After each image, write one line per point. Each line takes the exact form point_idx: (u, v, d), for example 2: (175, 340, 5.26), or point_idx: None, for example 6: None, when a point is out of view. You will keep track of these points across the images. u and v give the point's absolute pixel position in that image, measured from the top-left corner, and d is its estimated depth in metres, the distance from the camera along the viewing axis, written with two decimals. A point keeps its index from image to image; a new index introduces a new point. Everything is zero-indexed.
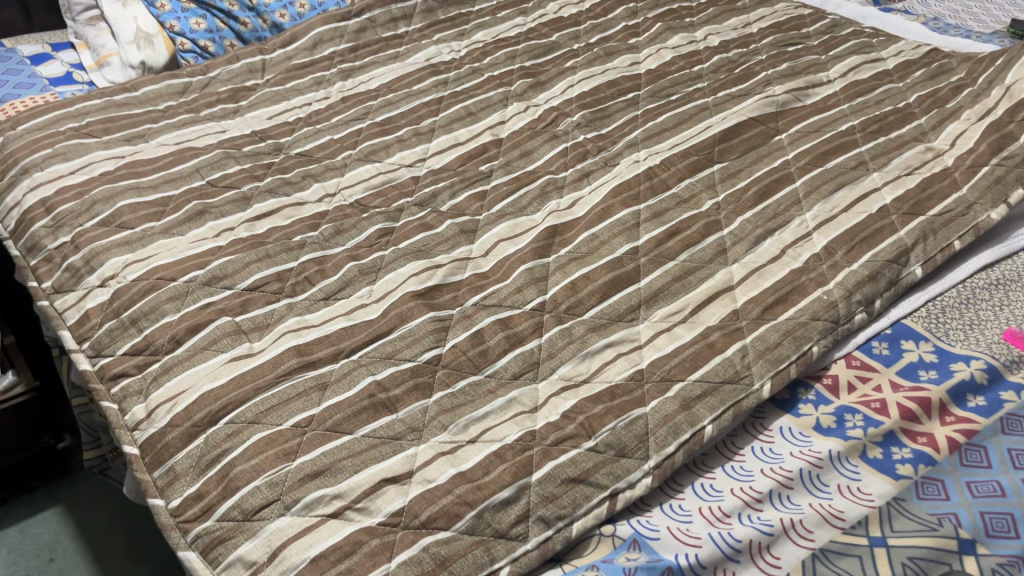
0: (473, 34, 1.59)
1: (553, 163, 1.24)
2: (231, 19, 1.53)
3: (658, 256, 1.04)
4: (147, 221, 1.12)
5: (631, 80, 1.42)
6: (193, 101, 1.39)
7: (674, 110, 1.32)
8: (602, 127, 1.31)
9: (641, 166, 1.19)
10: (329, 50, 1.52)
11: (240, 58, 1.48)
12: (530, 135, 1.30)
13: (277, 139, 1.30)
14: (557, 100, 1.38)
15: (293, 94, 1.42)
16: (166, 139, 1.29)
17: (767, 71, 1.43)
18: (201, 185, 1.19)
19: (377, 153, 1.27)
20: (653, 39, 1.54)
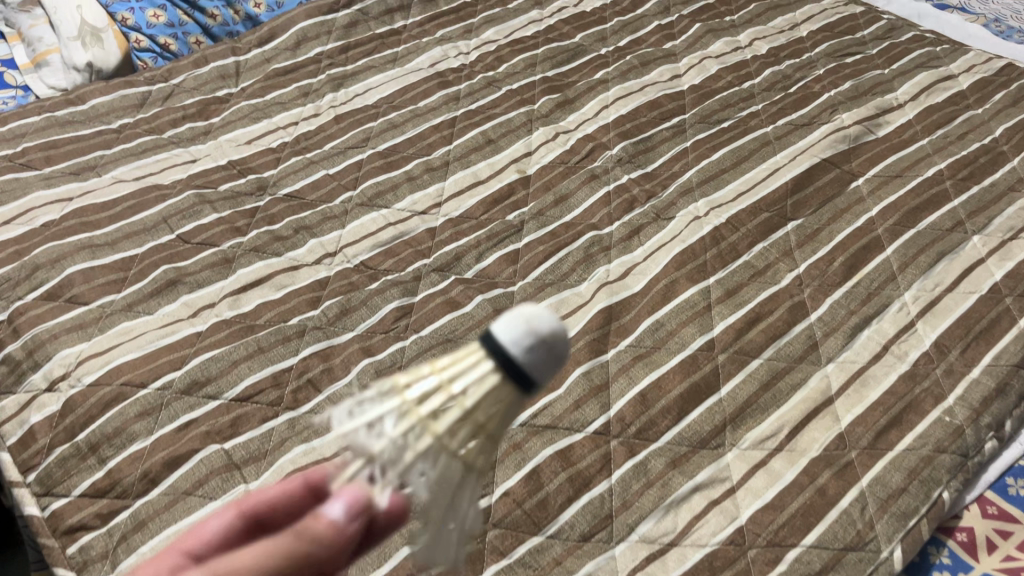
0: (483, 30, 1.36)
1: (595, 212, 1.04)
2: (196, 10, 1.28)
3: (739, 354, 0.86)
4: (104, 296, 0.91)
5: (674, 99, 1.22)
6: (153, 117, 1.15)
7: (731, 144, 1.13)
8: (648, 164, 1.11)
9: (704, 222, 1.00)
10: (314, 50, 1.28)
11: (209, 61, 1.24)
12: (563, 173, 1.10)
13: (260, 174, 1.08)
14: (590, 124, 1.17)
15: (275, 109, 1.19)
16: (122, 173, 1.06)
17: (829, 91, 1.23)
18: (170, 241, 0.98)
19: (382, 198, 1.06)
20: (692, 45, 1.33)
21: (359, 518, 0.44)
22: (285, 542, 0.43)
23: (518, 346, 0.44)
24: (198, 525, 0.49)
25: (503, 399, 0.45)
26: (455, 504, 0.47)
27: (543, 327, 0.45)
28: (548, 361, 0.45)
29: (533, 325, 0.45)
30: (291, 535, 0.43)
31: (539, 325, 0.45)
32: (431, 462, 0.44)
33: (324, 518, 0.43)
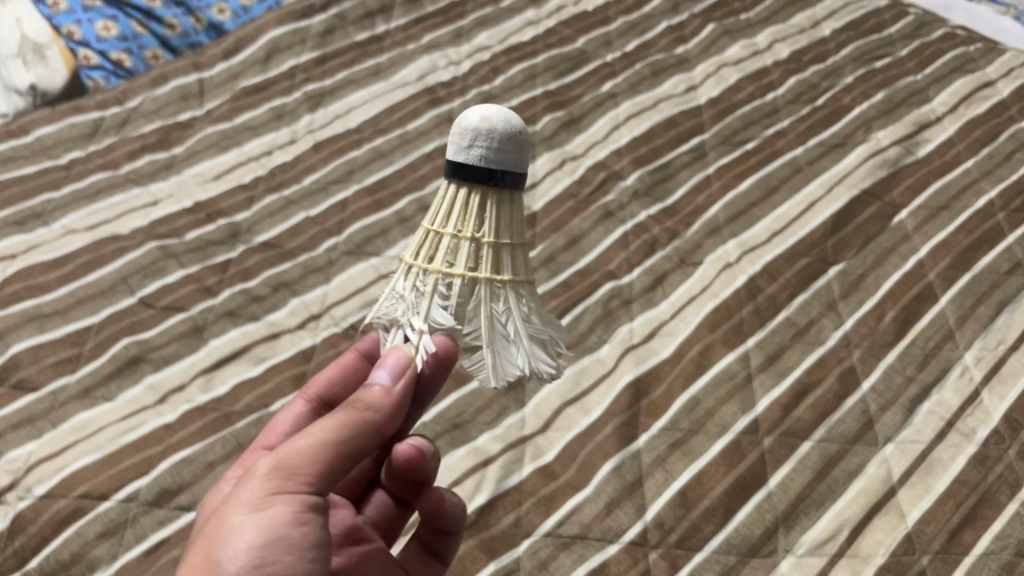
0: (474, 35, 1.23)
1: (612, 255, 0.93)
2: (152, 20, 1.13)
3: (787, 436, 0.76)
4: (54, 379, 0.79)
5: (691, 116, 1.10)
6: (107, 149, 1.02)
7: (758, 171, 1.02)
8: (667, 195, 1.00)
9: (737, 270, 0.89)
10: (288, 63, 1.15)
11: (168, 80, 1.10)
12: (573, 208, 0.98)
13: (231, 218, 0.96)
14: (600, 148, 1.05)
15: (246, 136, 1.05)
16: (73, 221, 0.93)
17: (861, 103, 1.12)
18: (131, 306, 0.85)
19: (372, 244, 0.94)
20: (706, 49, 1.21)
21: (401, 380, 0.58)
22: (340, 417, 0.54)
23: (464, 151, 0.58)
24: (276, 422, 0.69)
25: (480, 207, 0.59)
26: (500, 318, 0.61)
27: (492, 122, 0.58)
28: (517, 151, 0.58)
29: (487, 126, 0.58)
30: (346, 412, 0.55)
31: (467, 121, 0.58)
32: (451, 286, 0.59)
33: (375, 387, 0.57)
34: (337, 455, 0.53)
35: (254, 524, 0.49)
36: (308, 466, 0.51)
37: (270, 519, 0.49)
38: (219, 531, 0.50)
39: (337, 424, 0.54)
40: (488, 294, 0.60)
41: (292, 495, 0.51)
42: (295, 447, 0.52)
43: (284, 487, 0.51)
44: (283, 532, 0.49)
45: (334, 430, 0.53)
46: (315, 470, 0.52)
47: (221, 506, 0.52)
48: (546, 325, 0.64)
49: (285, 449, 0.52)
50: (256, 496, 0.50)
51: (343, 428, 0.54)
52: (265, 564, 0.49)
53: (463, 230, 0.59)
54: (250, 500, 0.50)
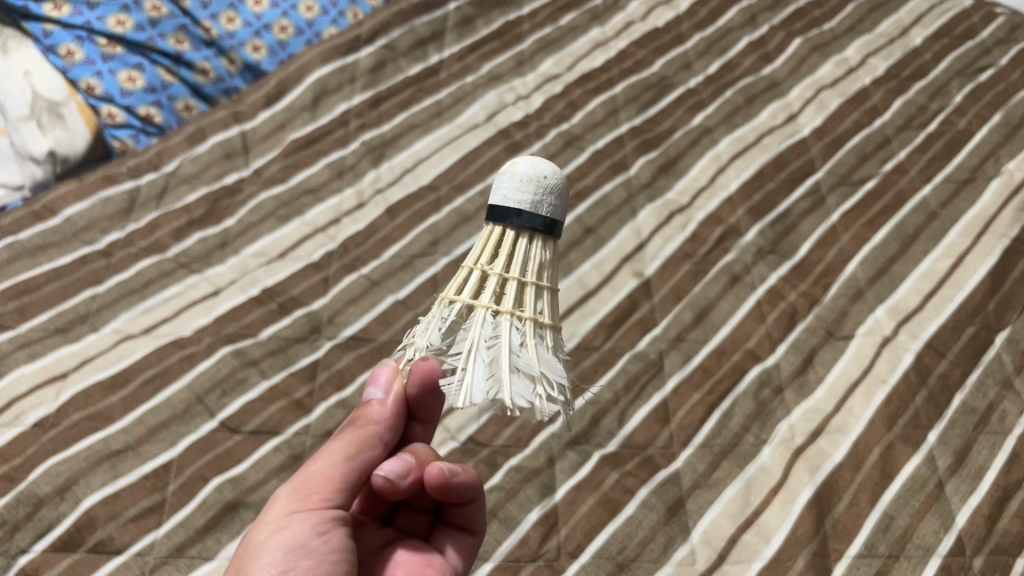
0: (540, 61, 1.10)
1: (748, 330, 0.82)
2: (181, 65, 0.98)
3: (997, 554, 0.67)
4: (140, 536, 0.66)
5: (798, 152, 0.99)
6: (149, 227, 0.88)
7: (889, 217, 0.91)
8: (793, 252, 0.89)
9: (898, 345, 0.79)
10: (339, 107, 1.01)
11: (207, 136, 0.96)
12: (693, 272, 0.87)
13: (308, 306, 0.83)
14: (707, 196, 0.94)
15: (307, 201, 0.92)
16: (125, 323, 0.80)
17: (978, 127, 1.02)
18: (213, 431, 0.73)
19: None
20: (797, 68, 1.10)
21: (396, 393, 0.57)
22: (348, 438, 0.54)
23: (496, 188, 0.55)
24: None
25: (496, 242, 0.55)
26: (482, 344, 0.51)
27: (529, 168, 0.55)
28: (550, 194, 0.55)
29: (518, 169, 0.55)
30: (352, 431, 0.55)
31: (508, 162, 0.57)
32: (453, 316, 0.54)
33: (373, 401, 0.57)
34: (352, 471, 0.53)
35: (280, 542, 0.49)
36: (327, 483, 0.52)
37: (292, 537, 0.49)
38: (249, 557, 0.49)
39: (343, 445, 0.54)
40: (479, 323, 0.52)
41: (312, 511, 0.51)
42: (312, 469, 0.53)
43: (303, 505, 0.51)
44: (305, 540, 0.49)
45: (346, 450, 0.53)
46: (334, 487, 0.52)
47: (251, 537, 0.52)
48: (548, 364, 0.51)
49: (302, 473, 0.53)
50: (280, 515, 0.50)
51: (355, 445, 0.54)
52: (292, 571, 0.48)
53: (482, 260, 0.54)
54: (275, 519, 0.50)
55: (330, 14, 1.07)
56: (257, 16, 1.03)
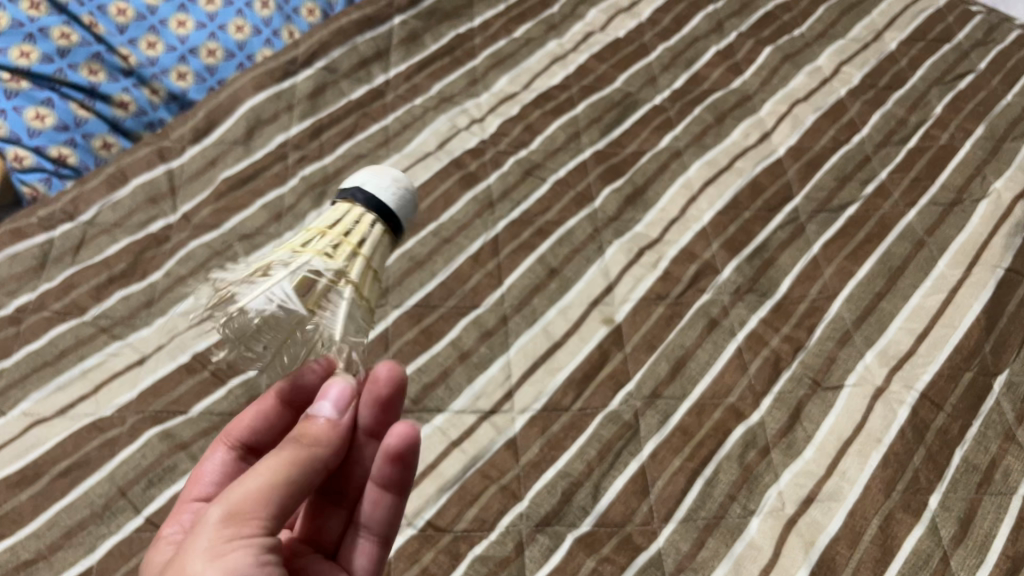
0: (495, 78, 1.02)
1: (729, 382, 0.76)
2: (96, 98, 0.89)
3: None
4: None
5: (774, 175, 0.92)
6: (65, 286, 0.79)
7: (873, 248, 0.85)
8: (774, 289, 0.82)
9: (891, 397, 0.73)
10: (275, 139, 0.92)
11: (128, 177, 0.87)
12: (667, 317, 0.80)
13: (245, 373, 0.75)
14: (679, 229, 0.87)
15: (242, 249, 0.84)
16: (36, 403, 0.71)
17: (961, 142, 0.96)
18: (139, 531, 0.65)
19: (431, 395, 0.74)
20: (769, 80, 1.03)
21: (346, 412, 0.51)
22: (287, 453, 0.47)
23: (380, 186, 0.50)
24: (198, 472, 0.58)
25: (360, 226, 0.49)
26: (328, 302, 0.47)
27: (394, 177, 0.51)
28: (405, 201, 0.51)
29: (381, 172, 0.51)
30: (292, 447, 0.48)
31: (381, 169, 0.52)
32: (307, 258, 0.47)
33: (319, 419, 0.50)
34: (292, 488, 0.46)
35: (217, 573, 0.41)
36: (268, 503, 0.44)
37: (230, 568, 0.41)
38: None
39: (285, 461, 0.47)
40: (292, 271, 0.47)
41: (252, 537, 0.43)
42: (248, 485, 0.45)
43: (240, 529, 0.43)
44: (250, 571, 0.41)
45: (284, 467, 0.46)
46: (274, 511, 0.45)
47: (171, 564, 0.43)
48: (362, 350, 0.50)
49: (232, 492, 0.45)
50: (212, 542, 0.42)
51: (299, 464, 0.47)
52: None
53: (321, 224, 0.49)
54: (206, 548, 0.42)
55: (263, 34, 0.98)
56: (181, 39, 0.94)
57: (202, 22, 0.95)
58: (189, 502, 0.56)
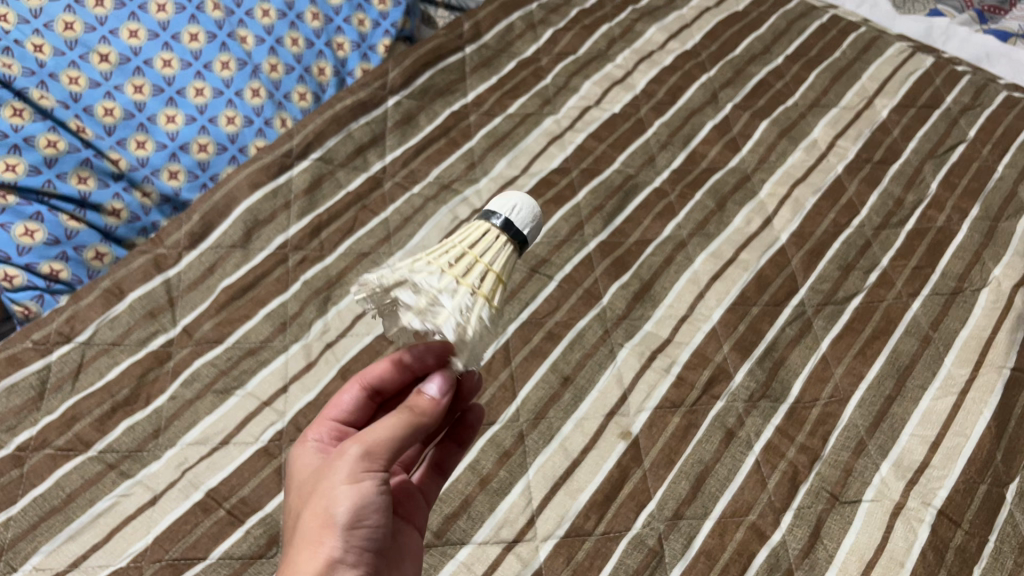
0: (493, 161, 1.00)
1: (749, 499, 0.76)
2: (87, 207, 0.85)
3: None
4: None
5: (778, 266, 0.93)
6: (66, 419, 0.76)
7: (881, 345, 0.86)
8: (786, 393, 0.83)
9: (909, 515, 0.74)
10: (275, 240, 0.90)
11: (125, 292, 0.84)
12: (683, 427, 0.80)
13: (262, 509, 0.73)
14: (689, 329, 0.87)
15: (250, 366, 0.82)
16: (46, 557, 0.68)
17: (959, 223, 0.97)
18: None
19: (454, 526, 0.73)
20: (767, 157, 1.04)
21: (448, 395, 0.56)
22: (404, 416, 0.53)
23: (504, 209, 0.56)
24: (335, 398, 0.63)
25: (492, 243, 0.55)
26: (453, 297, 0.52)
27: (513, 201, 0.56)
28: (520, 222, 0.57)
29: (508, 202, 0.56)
30: (406, 411, 0.54)
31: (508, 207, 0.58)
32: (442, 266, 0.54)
33: (426, 395, 0.55)
34: (412, 437, 0.53)
35: (353, 502, 0.50)
36: (395, 448, 0.52)
37: (360, 502, 0.50)
38: (318, 506, 0.50)
39: (405, 420, 0.53)
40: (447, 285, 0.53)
41: (378, 476, 0.51)
42: (379, 430, 0.52)
43: (372, 466, 0.51)
44: (374, 503, 0.51)
45: (407, 424, 0.53)
46: (396, 455, 0.53)
47: (316, 477, 0.52)
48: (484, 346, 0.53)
49: (367, 434, 0.52)
50: (351, 472, 0.51)
51: (412, 429, 0.53)
52: (358, 522, 0.50)
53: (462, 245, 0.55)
54: (346, 474, 0.51)
55: (255, 124, 0.95)
56: (171, 134, 0.90)
57: (191, 115, 0.92)
58: (325, 421, 0.62)
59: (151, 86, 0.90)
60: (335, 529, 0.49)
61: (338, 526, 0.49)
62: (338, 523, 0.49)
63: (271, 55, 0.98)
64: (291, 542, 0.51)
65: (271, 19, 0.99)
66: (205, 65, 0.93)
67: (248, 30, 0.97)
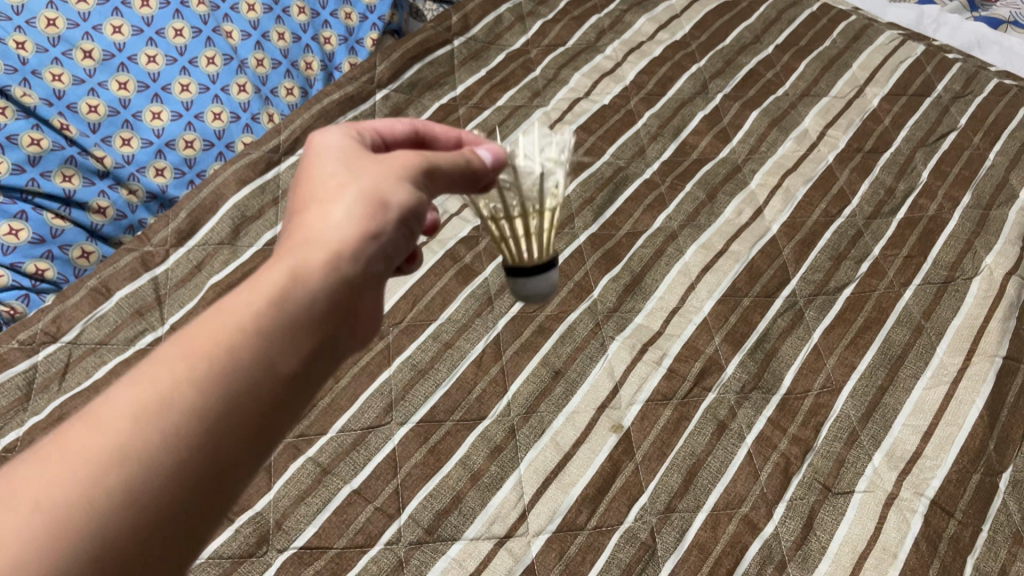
0: None
1: (742, 491, 0.76)
2: (73, 206, 0.85)
3: None
4: None
5: (769, 257, 0.92)
6: (54, 419, 0.75)
7: (873, 335, 0.86)
8: (778, 384, 0.83)
9: (902, 506, 0.74)
10: (263, 236, 0.89)
11: (112, 290, 0.83)
12: (675, 420, 0.80)
13: (252, 508, 0.73)
14: (680, 321, 0.87)
15: None
16: None
17: (951, 212, 0.97)
18: None
19: (445, 522, 0.73)
20: (758, 147, 1.03)
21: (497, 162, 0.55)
22: (465, 159, 0.51)
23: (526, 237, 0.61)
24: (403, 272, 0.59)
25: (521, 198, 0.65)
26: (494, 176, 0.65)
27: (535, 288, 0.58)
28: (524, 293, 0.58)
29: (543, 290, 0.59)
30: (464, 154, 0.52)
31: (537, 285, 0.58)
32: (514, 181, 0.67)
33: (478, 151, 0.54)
34: (457, 176, 0.51)
35: (406, 197, 0.45)
36: (456, 172, 0.50)
37: (420, 196, 0.47)
38: (380, 167, 0.46)
39: (463, 160, 0.51)
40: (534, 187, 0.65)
41: (438, 179, 0.49)
42: (445, 155, 0.50)
43: (421, 186, 0.47)
44: (427, 191, 0.47)
45: (468, 163, 0.51)
46: (456, 178, 0.50)
47: (365, 154, 0.47)
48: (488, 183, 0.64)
49: (433, 156, 0.49)
50: (423, 165, 0.47)
51: (472, 165, 0.52)
52: (416, 213, 0.46)
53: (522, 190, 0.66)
54: (417, 162, 0.47)
55: (242, 120, 0.95)
56: (157, 130, 0.89)
57: (178, 111, 0.91)
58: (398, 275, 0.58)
59: (136, 82, 0.89)
60: (386, 213, 0.44)
61: (405, 201, 0.45)
62: (409, 197, 0.45)
63: (257, 49, 0.97)
64: (320, 187, 0.45)
65: (256, 14, 0.98)
66: (190, 61, 0.93)
67: (234, 25, 0.97)
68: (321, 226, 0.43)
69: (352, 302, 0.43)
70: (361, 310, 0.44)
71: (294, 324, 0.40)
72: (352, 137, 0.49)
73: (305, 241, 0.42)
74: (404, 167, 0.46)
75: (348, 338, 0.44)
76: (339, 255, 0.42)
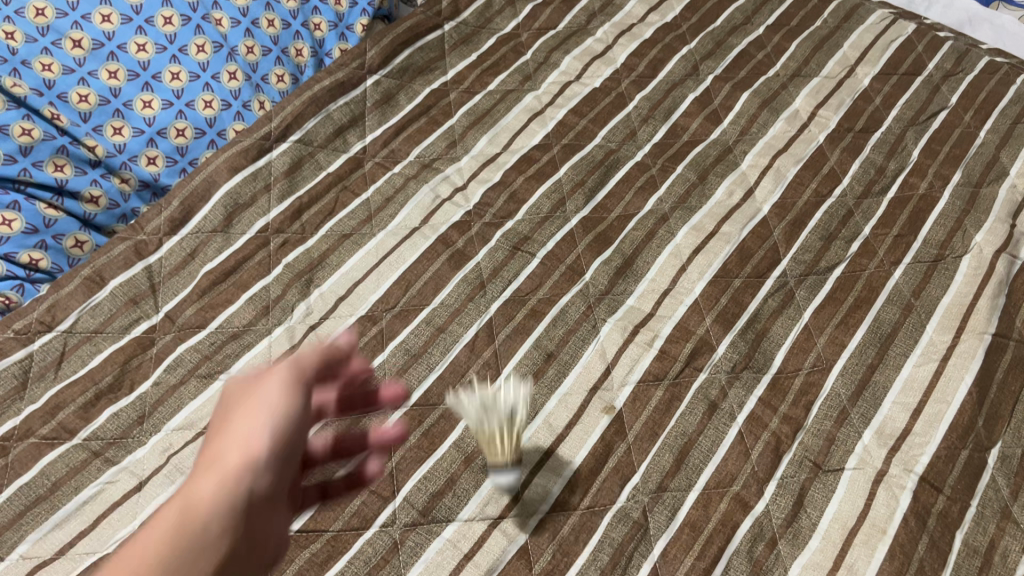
0: (474, 138, 1.00)
1: (733, 470, 0.76)
2: (65, 195, 0.85)
3: None
4: None
5: (760, 238, 0.93)
6: (50, 408, 0.76)
7: (863, 314, 0.86)
8: (769, 364, 0.83)
9: (892, 482, 0.75)
10: (256, 224, 0.90)
11: (106, 279, 0.84)
12: (666, 401, 0.81)
13: None
14: (671, 303, 0.88)
15: (233, 349, 0.82)
16: (34, 545, 0.68)
17: (941, 190, 0.97)
18: None
19: (439, 505, 0.74)
20: (748, 129, 1.03)
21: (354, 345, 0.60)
22: (338, 348, 0.57)
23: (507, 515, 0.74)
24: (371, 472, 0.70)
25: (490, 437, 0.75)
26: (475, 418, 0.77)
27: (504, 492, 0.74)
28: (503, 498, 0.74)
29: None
30: (354, 362, 0.61)
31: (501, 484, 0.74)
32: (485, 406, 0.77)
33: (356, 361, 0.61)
34: (334, 354, 0.57)
35: (278, 430, 0.51)
36: (340, 358, 0.57)
37: (307, 401, 0.54)
38: (268, 384, 0.53)
39: (337, 352, 0.57)
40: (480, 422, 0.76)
41: (331, 366, 0.57)
42: (300, 358, 0.55)
43: (305, 396, 0.54)
44: (308, 394, 0.54)
45: (360, 360, 0.62)
46: (335, 365, 0.58)
47: (256, 378, 0.54)
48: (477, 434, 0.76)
49: (304, 355, 0.55)
50: (305, 371, 0.54)
51: (362, 358, 0.62)
52: (309, 417, 0.55)
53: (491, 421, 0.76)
54: (305, 373, 0.54)
55: (233, 107, 0.95)
56: (148, 119, 0.90)
57: (168, 100, 0.91)
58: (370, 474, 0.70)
59: (126, 71, 0.89)
60: (270, 424, 0.50)
61: (296, 412, 0.52)
62: (302, 392, 0.53)
63: (247, 37, 0.97)
64: (213, 434, 0.52)
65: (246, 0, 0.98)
66: (180, 49, 0.93)
67: (223, 12, 0.97)
68: (249, 416, 0.51)
69: (251, 526, 0.48)
70: (258, 535, 0.50)
71: (201, 548, 0.44)
72: (289, 371, 0.54)
73: (201, 479, 0.47)
74: (288, 370, 0.54)
75: (257, 553, 0.50)
76: (246, 468, 0.48)
